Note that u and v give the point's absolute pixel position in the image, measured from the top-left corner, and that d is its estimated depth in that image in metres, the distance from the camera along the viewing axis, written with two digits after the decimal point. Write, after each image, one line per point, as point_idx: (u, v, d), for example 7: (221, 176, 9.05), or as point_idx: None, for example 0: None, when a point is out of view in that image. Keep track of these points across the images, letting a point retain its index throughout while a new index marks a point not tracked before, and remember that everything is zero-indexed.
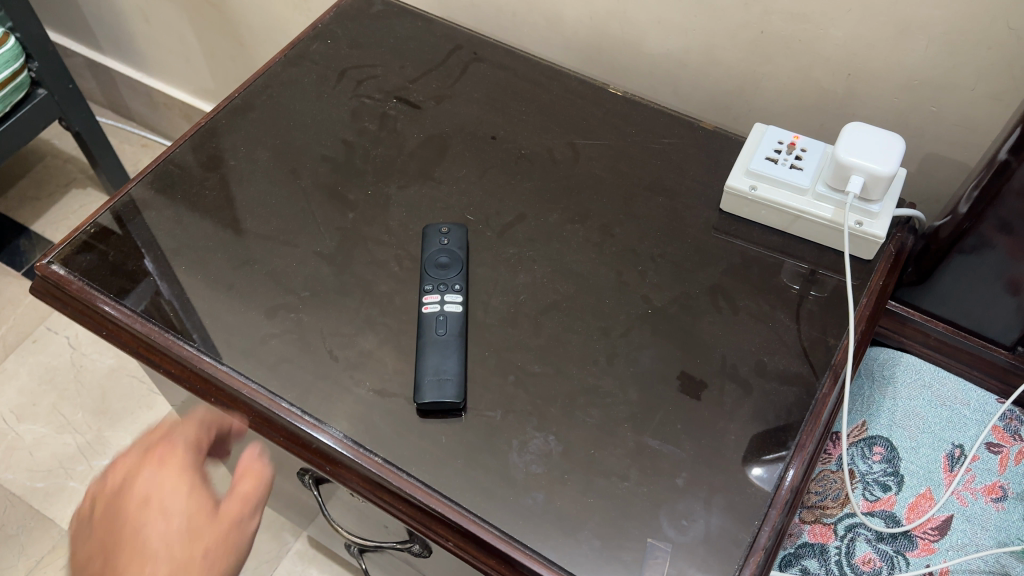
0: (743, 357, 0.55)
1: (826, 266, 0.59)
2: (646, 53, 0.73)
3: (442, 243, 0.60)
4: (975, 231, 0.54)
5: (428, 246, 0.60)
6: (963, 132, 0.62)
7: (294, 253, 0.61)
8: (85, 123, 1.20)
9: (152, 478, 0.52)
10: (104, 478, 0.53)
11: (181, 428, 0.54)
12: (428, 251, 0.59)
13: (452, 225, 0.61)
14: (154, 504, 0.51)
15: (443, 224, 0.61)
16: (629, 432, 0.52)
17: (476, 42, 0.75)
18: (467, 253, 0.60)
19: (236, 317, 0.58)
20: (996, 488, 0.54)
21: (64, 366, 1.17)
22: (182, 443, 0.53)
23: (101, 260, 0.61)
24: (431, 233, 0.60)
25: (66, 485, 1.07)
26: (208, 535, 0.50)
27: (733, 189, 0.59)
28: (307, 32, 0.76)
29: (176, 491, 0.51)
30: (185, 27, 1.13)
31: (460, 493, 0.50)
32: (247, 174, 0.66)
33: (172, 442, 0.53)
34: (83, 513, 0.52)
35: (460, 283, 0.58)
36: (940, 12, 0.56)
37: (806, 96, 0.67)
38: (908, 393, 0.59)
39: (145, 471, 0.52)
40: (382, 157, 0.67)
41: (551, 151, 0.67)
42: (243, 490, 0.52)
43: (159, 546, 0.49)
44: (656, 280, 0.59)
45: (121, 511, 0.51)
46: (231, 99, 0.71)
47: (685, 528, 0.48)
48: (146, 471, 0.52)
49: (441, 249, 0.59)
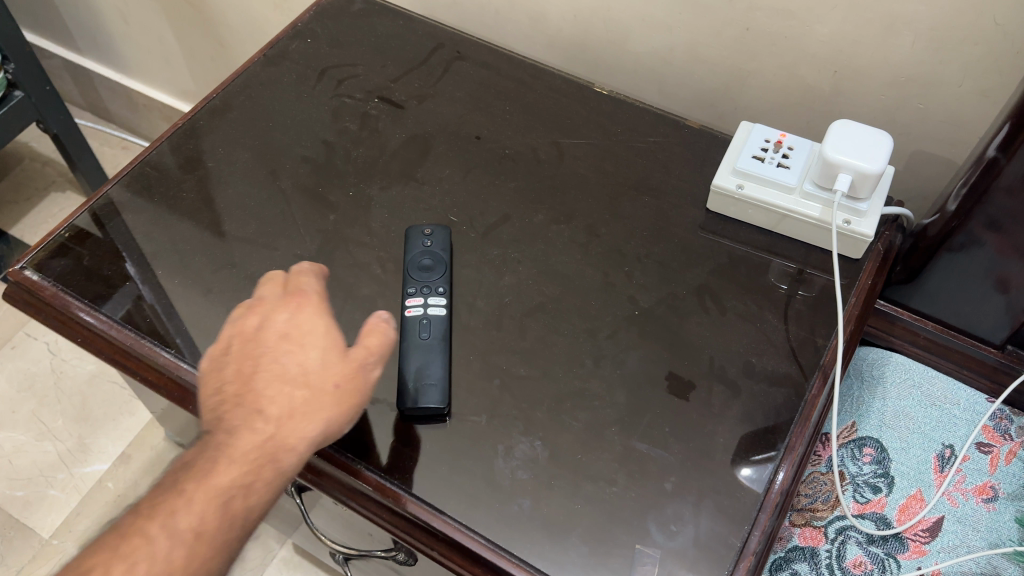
0: (731, 358, 0.54)
1: (814, 265, 0.58)
2: (630, 51, 0.72)
3: (425, 245, 0.58)
4: (963, 230, 0.53)
5: (412, 249, 0.58)
6: (950, 129, 0.61)
7: (273, 255, 0.60)
8: (63, 125, 1.18)
9: (316, 321, 0.50)
10: (239, 320, 0.51)
11: (308, 280, 0.53)
12: (411, 254, 0.58)
13: (435, 227, 0.59)
14: (329, 354, 0.49)
15: (426, 226, 0.60)
16: (616, 435, 0.51)
17: (459, 40, 0.74)
18: (450, 256, 0.59)
19: (214, 323, 0.56)
20: (987, 488, 0.54)
21: (44, 372, 1.15)
22: (315, 291, 0.52)
23: (76, 265, 0.60)
24: (414, 235, 0.59)
25: (47, 493, 1.05)
26: (342, 371, 0.48)
27: (719, 188, 0.59)
28: (286, 31, 0.75)
29: (314, 322, 0.50)
30: (163, 27, 1.11)
31: (445, 501, 0.49)
32: (226, 176, 0.65)
33: (308, 286, 0.52)
34: (216, 352, 0.51)
35: (443, 286, 0.56)
36: (927, 8, 0.55)
37: (792, 94, 0.66)
38: (897, 393, 0.58)
39: (317, 298, 0.51)
40: (364, 158, 0.65)
41: (535, 150, 0.66)
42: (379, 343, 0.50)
43: (326, 381, 0.48)
44: (643, 281, 0.58)
45: (258, 344, 0.49)
46: (209, 100, 0.70)
47: (673, 534, 0.47)
48: (283, 312, 0.50)
49: (424, 252, 0.58)
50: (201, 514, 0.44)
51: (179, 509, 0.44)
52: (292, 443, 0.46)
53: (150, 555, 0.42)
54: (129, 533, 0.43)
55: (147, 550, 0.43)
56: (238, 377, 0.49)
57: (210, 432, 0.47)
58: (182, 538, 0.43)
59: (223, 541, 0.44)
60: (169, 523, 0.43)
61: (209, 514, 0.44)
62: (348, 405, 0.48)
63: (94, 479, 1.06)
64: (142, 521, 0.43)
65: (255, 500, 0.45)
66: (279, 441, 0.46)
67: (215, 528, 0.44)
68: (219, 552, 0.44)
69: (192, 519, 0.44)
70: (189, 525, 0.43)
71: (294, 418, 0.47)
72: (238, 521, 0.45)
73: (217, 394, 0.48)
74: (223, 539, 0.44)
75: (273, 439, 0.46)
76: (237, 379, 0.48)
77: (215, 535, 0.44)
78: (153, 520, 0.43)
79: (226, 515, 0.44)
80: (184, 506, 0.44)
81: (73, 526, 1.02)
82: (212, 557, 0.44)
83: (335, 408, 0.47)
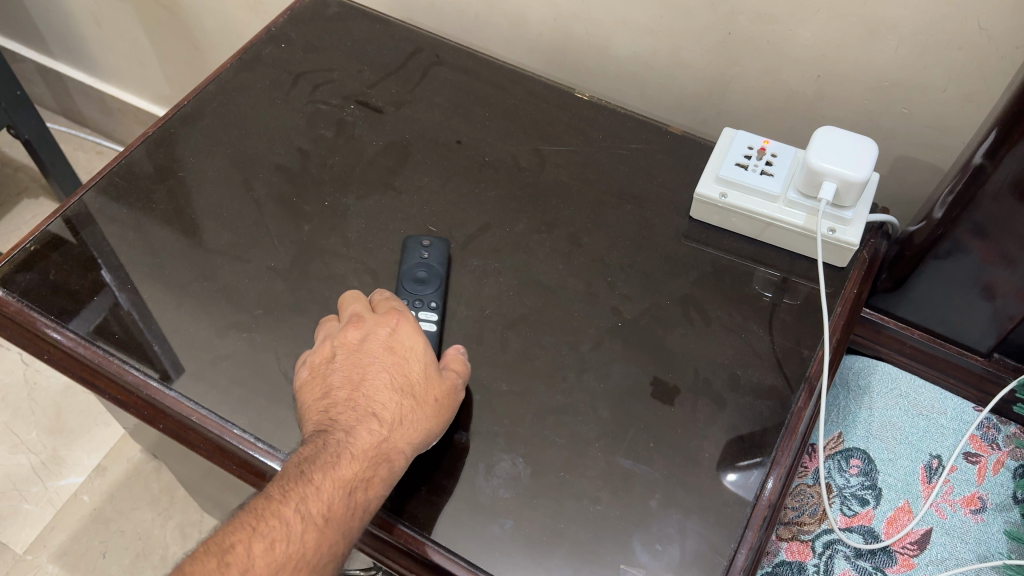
0: (716, 371, 0.53)
1: (799, 274, 0.57)
2: (612, 55, 0.71)
3: (422, 257, 0.57)
4: (950, 237, 0.52)
5: (410, 260, 0.57)
6: (935, 134, 0.61)
7: (247, 268, 0.58)
8: (34, 130, 1.16)
9: (418, 338, 0.50)
10: (340, 334, 0.51)
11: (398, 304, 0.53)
12: (410, 265, 0.56)
13: (434, 239, 0.58)
14: (429, 367, 0.49)
15: (426, 237, 0.58)
16: (600, 451, 0.50)
17: (437, 44, 0.72)
18: (447, 269, 0.57)
19: (185, 338, 0.55)
20: (975, 499, 0.53)
21: (16, 383, 1.13)
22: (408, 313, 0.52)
23: (42, 278, 0.57)
24: (411, 245, 0.58)
25: (20, 507, 1.03)
26: (443, 384, 0.49)
27: (702, 197, 0.58)
28: (260, 35, 0.73)
29: (416, 339, 0.50)
30: (137, 30, 1.09)
31: (424, 522, 0.47)
32: (198, 185, 0.63)
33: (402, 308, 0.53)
34: (316, 363, 0.50)
35: (436, 301, 0.55)
36: (911, 12, 0.54)
37: (776, 99, 0.66)
38: (884, 403, 0.57)
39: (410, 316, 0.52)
40: (340, 166, 0.64)
41: (516, 158, 0.65)
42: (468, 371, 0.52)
43: (431, 389, 0.48)
44: (626, 291, 0.57)
45: (365, 355, 0.50)
46: (180, 106, 0.68)
47: (659, 553, 0.46)
48: (385, 326, 0.51)
49: (420, 264, 0.57)
50: (330, 504, 0.43)
51: (309, 497, 0.43)
52: (405, 445, 0.47)
53: (283, 540, 0.42)
54: (263, 515, 0.42)
55: (281, 535, 0.42)
56: (348, 382, 0.49)
57: (325, 431, 0.46)
58: (311, 526, 0.43)
59: (347, 533, 0.44)
60: (303, 510, 0.43)
61: (335, 505, 0.43)
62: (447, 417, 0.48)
63: (69, 492, 1.04)
64: (270, 506, 0.43)
65: (375, 497, 0.45)
66: (396, 442, 0.46)
67: (341, 521, 0.43)
68: (342, 545, 0.43)
69: (322, 508, 0.43)
70: (319, 513, 0.43)
71: (406, 422, 0.47)
72: (361, 516, 0.44)
73: (326, 399, 0.48)
74: (347, 532, 0.44)
75: (388, 441, 0.46)
76: (348, 385, 0.49)
77: (340, 528, 0.43)
78: (287, 503, 0.43)
79: (352, 508, 0.44)
80: (312, 495, 0.43)
81: (47, 542, 1.00)
82: (333, 548, 0.43)
83: (441, 417, 0.48)
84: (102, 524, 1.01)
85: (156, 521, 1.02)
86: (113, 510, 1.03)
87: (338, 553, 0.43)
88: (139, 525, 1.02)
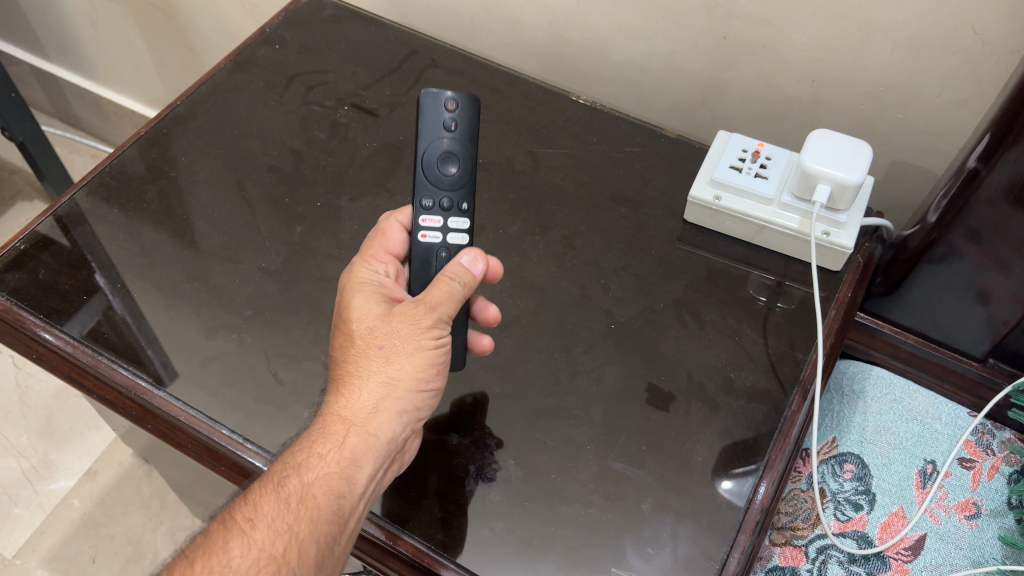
0: (709, 374, 0.53)
1: (793, 278, 0.57)
2: (607, 59, 0.71)
3: (448, 128, 0.49)
4: (944, 241, 0.52)
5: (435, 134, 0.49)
6: (930, 139, 0.61)
7: (238, 269, 0.58)
8: (30, 133, 1.16)
9: (366, 287, 0.48)
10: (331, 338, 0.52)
11: (393, 234, 0.51)
12: (437, 148, 0.49)
13: (462, 99, 0.50)
14: (370, 321, 0.46)
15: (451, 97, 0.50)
16: (592, 455, 0.49)
17: (432, 47, 0.72)
18: (478, 141, 0.50)
19: (175, 338, 0.54)
20: (970, 505, 0.53)
21: (9, 387, 1.12)
22: (388, 256, 0.51)
23: (32, 278, 0.57)
24: (434, 111, 0.49)
25: (10, 511, 1.02)
26: (384, 333, 0.46)
27: (697, 200, 0.57)
28: (255, 37, 0.73)
29: (355, 293, 0.48)
30: (132, 33, 1.09)
31: (415, 526, 0.47)
32: (190, 186, 0.63)
33: (387, 243, 0.51)
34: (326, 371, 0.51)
35: (467, 201, 0.50)
36: (905, 17, 0.54)
37: (772, 103, 0.65)
38: (878, 407, 0.57)
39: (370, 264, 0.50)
40: (333, 167, 0.64)
41: (510, 160, 0.64)
42: (437, 298, 0.46)
43: (368, 344, 0.46)
44: (619, 294, 0.57)
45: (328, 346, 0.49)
46: (173, 106, 0.68)
47: (650, 557, 0.46)
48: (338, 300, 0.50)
49: (445, 141, 0.49)
50: (259, 500, 0.42)
51: (239, 505, 0.43)
52: (347, 417, 0.45)
53: (214, 553, 0.41)
54: (200, 536, 0.42)
55: (214, 548, 0.41)
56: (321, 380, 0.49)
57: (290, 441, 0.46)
58: (242, 530, 0.42)
59: (290, 522, 0.42)
60: (235, 517, 0.42)
61: (266, 499, 0.42)
62: (392, 368, 0.45)
63: (59, 496, 1.03)
64: (211, 524, 0.43)
65: (319, 479, 0.43)
66: (334, 419, 0.45)
67: (276, 512, 0.42)
68: (289, 540, 0.42)
69: (251, 508, 0.42)
70: (248, 513, 0.42)
71: (347, 394, 0.45)
72: (305, 501, 0.42)
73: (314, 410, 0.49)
74: (291, 523, 0.42)
75: (325, 423, 0.45)
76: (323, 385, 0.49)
77: (278, 521, 0.42)
78: (220, 519, 0.43)
79: (287, 497, 0.42)
80: (245, 499, 0.43)
81: (37, 546, 0.99)
82: (277, 545, 0.41)
83: (386, 371, 0.45)
84: (92, 529, 1.00)
85: (146, 526, 1.01)
86: (103, 515, 1.01)
87: (289, 548, 0.41)
88: (129, 530, 1.00)
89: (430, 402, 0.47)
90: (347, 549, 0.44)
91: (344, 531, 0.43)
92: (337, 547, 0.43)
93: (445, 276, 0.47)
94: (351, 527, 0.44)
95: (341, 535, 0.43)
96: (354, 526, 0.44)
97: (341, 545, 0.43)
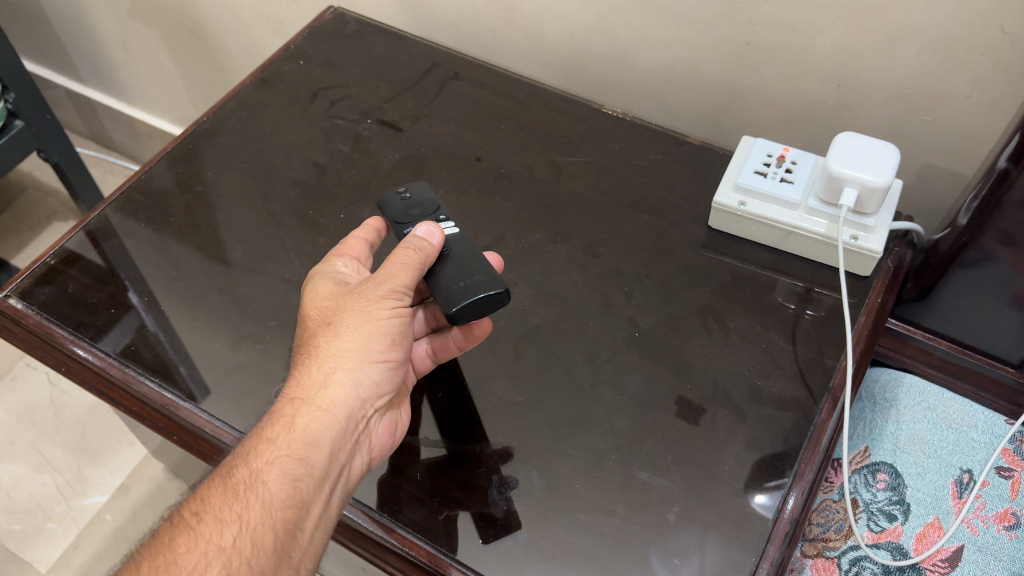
0: (736, 382, 0.52)
1: (822, 284, 0.56)
2: (630, 68, 0.71)
3: (402, 198, 0.55)
4: (976, 244, 0.50)
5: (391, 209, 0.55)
6: (960, 142, 0.59)
7: (263, 280, 0.58)
8: (65, 154, 1.18)
9: (321, 281, 0.48)
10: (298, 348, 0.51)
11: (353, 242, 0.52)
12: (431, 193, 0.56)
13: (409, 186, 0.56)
14: (322, 302, 0.47)
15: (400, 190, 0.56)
16: (616, 464, 0.49)
17: (454, 60, 0.73)
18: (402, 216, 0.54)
19: (200, 350, 0.55)
20: (1009, 515, 0.51)
21: (44, 403, 1.14)
22: (352, 258, 0.51)
23: (62, 292, 0.58)
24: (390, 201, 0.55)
25: (44, 526, 1.03)
26: (335, 313, 0.46)
27: (721, 205, 0.57)
28: (280, 53, 0.74)
29: (314, 287, 0.48)
30: (164, 55, 1.11)
31: (439, 537, 0.47)
32: (215, 200, 0.63)
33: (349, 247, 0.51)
34: None
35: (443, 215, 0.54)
36: (931, 18, 0.53)
37: (798, 109, 0.65)
38: (912, 415, 0.56)
39: (331, 264, 0.50)
40: (356, 180, 0.64)
41: (532, 169, 0.64)
42: (392, 269, 0.46)
43: (321, 324, 0.46)
44: (642, 301, 0.56)
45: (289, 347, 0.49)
46: (199, 122, 0.69)
47: (677, 568, 0.45)
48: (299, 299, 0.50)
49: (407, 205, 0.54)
50: (208, 493, 0.42)
51: (190, 505, 0.42)
52: (297, 399, 0.45)
53: (161, 553, 0.40)
54: (149, 541, 0.41)
55: (163, 549, 0.40)
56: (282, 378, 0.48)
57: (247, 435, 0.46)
58: (190, 526, 0.41)
59: (240, 509, 0.41)
60: (189, 511, 0.42)
61: (214, 491, 0.42)
62: (341, 343, 0.45)
63: (93, 512, 1.04)
64: (161, 526, 0.42)
65: (269, 464, 0.42)
66: (285, 403, 0.45)
67: (224, 503, 0.41)
68: (241, 527, 0.41)
69: (200, 503, 0.42)
70: (197, 508, 0.42)
71: (295, 380, 0.45)
72: (256, 487, 0.42)
73: None
74: (239, 512, 0.41)
75: (275, 410, 0.45)
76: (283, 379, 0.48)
77: (226, 511, 0.41)
78: (170, 521, 0.42)
79: (236, 485, 0.42)
80: (193, 498, 0.42)
81: (71, 561, 0.99)
82: (227, 534, 0.40)
83: (334, 348, 0.45)
84: (125, 544, 1.00)
85: None
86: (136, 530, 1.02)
87: (241, 535, 0.40)
88: None
89: (384, 384, 0.47)
90: (312, 540, 0.43)
91: (304, 516, 0.42)
92: (299, 534, 0.42)
93: (410, 253, 0.47)
94: (311, 514, 0.43)
95: (300, 521, 0.42)
96: (315, 512, 0.43)
97: (304, 531, 0.43)
